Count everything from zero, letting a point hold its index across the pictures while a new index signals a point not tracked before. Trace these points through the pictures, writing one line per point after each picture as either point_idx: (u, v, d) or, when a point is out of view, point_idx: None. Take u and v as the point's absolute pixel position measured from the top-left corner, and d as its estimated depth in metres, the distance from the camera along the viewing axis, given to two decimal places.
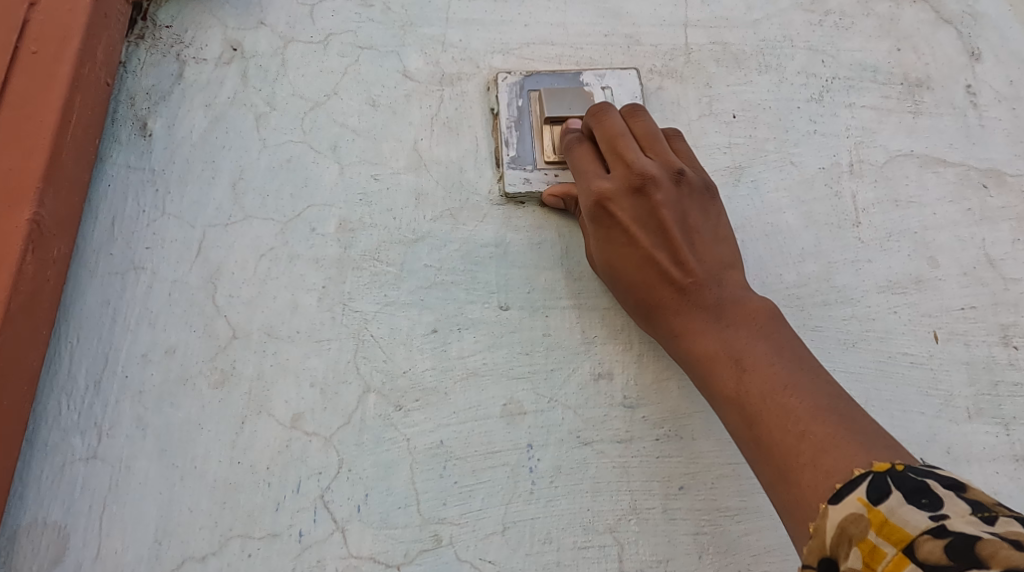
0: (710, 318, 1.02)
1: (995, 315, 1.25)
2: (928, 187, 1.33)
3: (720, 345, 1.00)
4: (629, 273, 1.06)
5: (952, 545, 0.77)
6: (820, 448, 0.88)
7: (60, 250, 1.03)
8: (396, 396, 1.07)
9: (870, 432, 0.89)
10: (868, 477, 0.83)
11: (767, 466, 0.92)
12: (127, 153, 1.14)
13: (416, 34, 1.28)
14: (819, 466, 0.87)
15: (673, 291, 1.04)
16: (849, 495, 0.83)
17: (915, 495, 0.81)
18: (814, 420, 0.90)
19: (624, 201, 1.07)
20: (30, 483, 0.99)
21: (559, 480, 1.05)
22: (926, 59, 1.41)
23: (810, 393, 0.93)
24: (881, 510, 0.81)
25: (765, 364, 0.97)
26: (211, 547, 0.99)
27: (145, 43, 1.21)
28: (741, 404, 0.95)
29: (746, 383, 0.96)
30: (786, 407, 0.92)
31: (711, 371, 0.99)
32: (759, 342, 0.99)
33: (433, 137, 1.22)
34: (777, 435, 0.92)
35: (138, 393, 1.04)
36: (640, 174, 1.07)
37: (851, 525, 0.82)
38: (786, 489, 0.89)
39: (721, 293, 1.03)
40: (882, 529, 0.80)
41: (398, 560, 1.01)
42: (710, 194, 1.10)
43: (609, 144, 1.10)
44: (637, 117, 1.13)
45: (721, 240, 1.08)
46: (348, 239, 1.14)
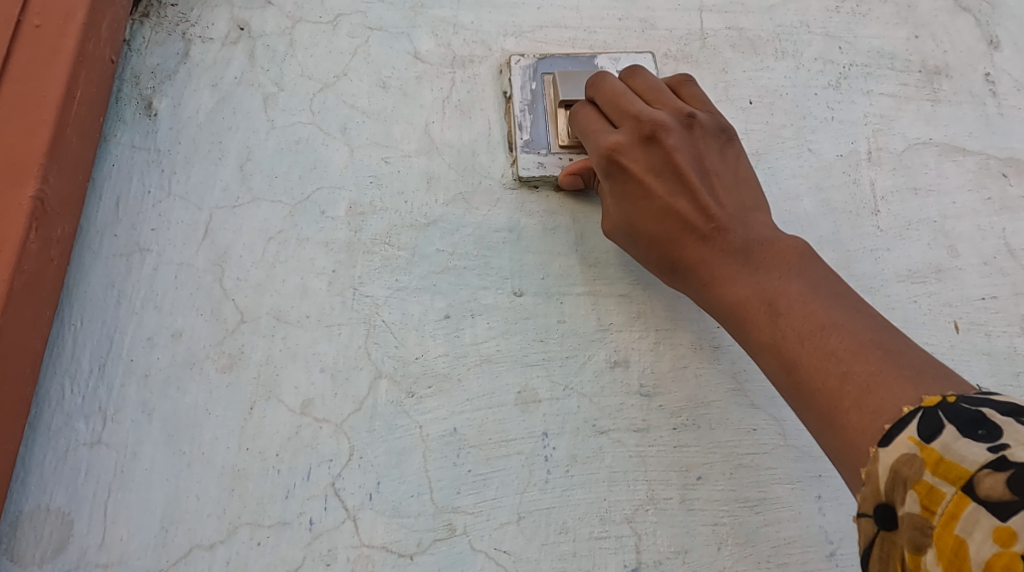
0: (738, 262, 0.99)
1: (1016, 306, 1.23)
2: (947, 176, 1.30)
3: (751, 289, 0.97)
4: (653, 225, 1.03)
5: (1015, 478, 0.73)
6: (865, 387, 0.85)
7: (65, 229, 1.01)
8: (408, 383, 1.04)
9: (918, 365, 0.85)
10: (918, 414, 0.80)
11: (810, 412, 0.89)
12: (132, 133, 1.12)
13: (426, 16, 1.26)
14: (864, 407, 0.84)
15: (697, 240, 1.01)
16: (900, 435, 0.79)
17: (971, 427, 0.77)
18: (857, 359, 0.87)
19: (637, 152, 1.04)
20: (32, 469, 0.97)
21: (575, 468, 1.03)
22: (945, 47, 1.39)
23: (852, 329, 0.90)
24: (935, 448, 0.77)
25: (799, 303, 0.93)
26: (220, 535, 0.96)
27: (150, 21, 1.18)
28: (777, 350, 0.93)
29: (781, 329, 0.93)
30: (826, 347, 0.89)
31: (742, 317, 0.97)
32: (792, 280, 0.96)
33: (445, 120, 1.19)
34: (819, 378, 0.89)
35: (144, 377, 1.01)
36: (649, 123, 1.04)
37: (904, 467, 0.78)
38: (834, 434, 0.87)
39: (747, 235, 1.01)
40: (937, 468, 0.76)
41: (411, 549, 0.98)
42: (725, 135, 1.08)
43: (612, 101, 1.07)
44: (637, 73, 1.11)
45: (741, 182, 1.06)
46: (358, 222, 1.11)
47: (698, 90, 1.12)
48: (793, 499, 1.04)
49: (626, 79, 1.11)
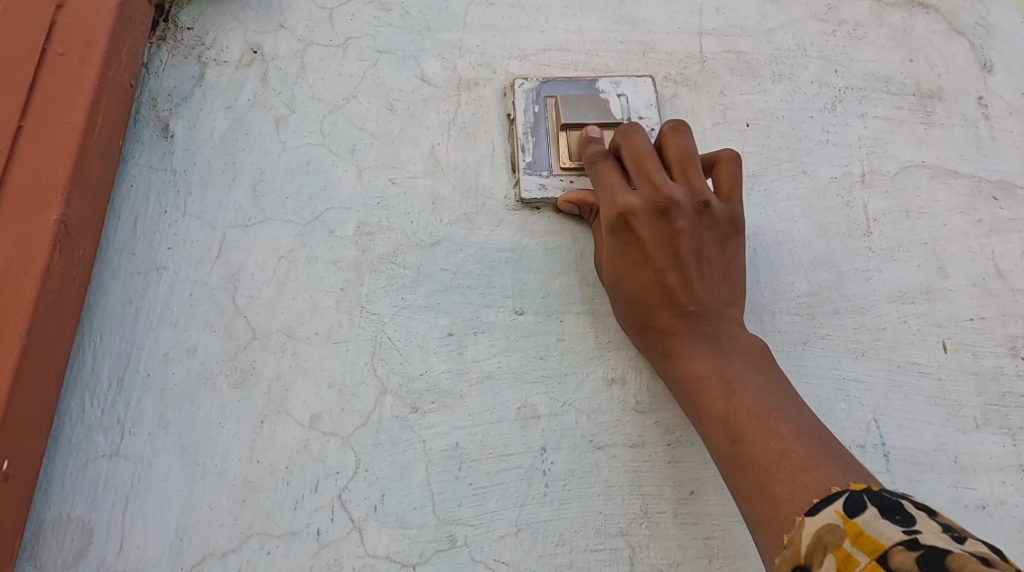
0: (705, 344, 1.04)
1: (1004, 326, 1.26)
2: (939, 198, 1.34)
3: (712, 367, 1.02)
4: (635, 290, 1.08)
5: (924, 556, 0.78)
6: (800, 467, 0.91)
7: (86, 249, 1.05)
8: (412, 399, 1.08)
9: (849, 461, 0.91)
10: (845, 494, 0.86)
11: (743, 481, 0.95)
12: (149, 154, 1.16)
13: (433, 39, 1.30)
14: (797, 482, 0.90)
15: (674, 315, 1.06)
16: (826, 508, 0.85)
17: (890, 512, 0.83)
18: (797, 442, 0.93)
19: (645, 221, 1.07)
20: (54, 478, 1.01)
21: (572, 483, 1.07)
22: (938, 71, 1.43)
23: (796, 418, 0.96)
24: (856, 522, 0.83)
25: (755, 388, 1.00)
26: (231, 544, 1.01)
27: (167, 45, 1.22)
28: (728, 423, 0.98)
29: (734, 405, 0.99)
30: (772, 428, 0.95)
31: (700, 391, 1.02)
32: (752, 370, 1.02)
33: (450, 142, 1.23)
34: (760, 451, 0.94)
35: (160, 391, 1.05)
36: (666, 198, 1.07)
37: (827, 534, 0.83)
38: (763, 502, 0.92)
39: (719, 324, 1.05)
40: (856, 539, 0.82)
41: (414, 559, 1.02)
42: (734, 229, 1.10)
43: (636, 163, 1.11)
44: (679, 134, 1.12)
45: (731, 277, 1.09)
46: (366, 242, 1.15)
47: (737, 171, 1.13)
48: None
49: (668, 136, 1.12)
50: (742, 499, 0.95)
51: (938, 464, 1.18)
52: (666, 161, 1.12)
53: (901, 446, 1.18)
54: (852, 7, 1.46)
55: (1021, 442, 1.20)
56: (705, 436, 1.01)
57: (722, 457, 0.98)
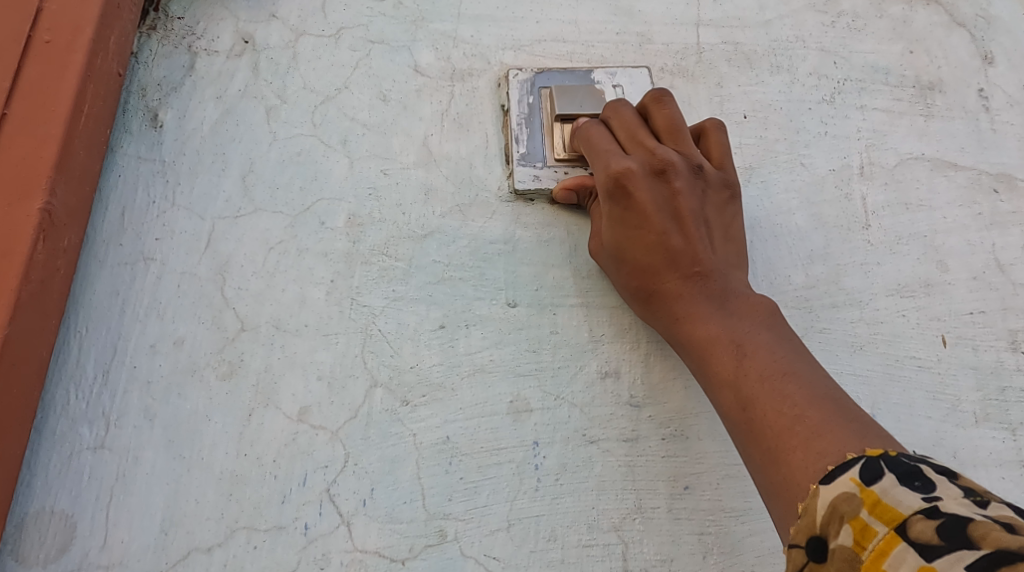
0: (713, 306, 1.02)
1: (1004, 321, 1.25)
2: (938, 191, 1.32)
3: (723, 330, 1.00)
4: (638, 256, 1.06)
5: (944, 525, 0.76)
6: (814, 432, 0.89)
7: (71, 240, 1.04)
8: (403, 392, 1.07)
9: (865, 423, 0.89)
10: (862, 460, 0.84)
11: (756, 448, 0.93)
12: (137, 144, 1.14)
13: (427, 29, 1.28)
14: (812, 446, 0.88)
15: (679, 278, 1.04)
16: (842, 476, 0.84)
17: (909, 478, 0.81)
18: (812, 406, 0.91)
19: (644, 183, 1.06)
20: (38, 471, 0.99)
21: (565, 477, 1.05)
22: (939, 63, 1.41)
23: (810, 380, 0.94)
24: (874, 490, 0.81)
25: (766, 350, 0.98)
26: (217, 538, 0.99)
27: (157, 34, 1.20)
28: (739, 387, 0.96)
29: (745, 368, 0.97)
30: (784, 390, 0.93)
31: (710, 355, 1.00)
32: (761, 331, 1.00)
33: (443, 133, 1.22)
34: (772, 416, 0.92)
35: (146, 384, 1.04)
36: (662, 160, 1.06)
37: (843, 504, 0.82)
38: (777, 469, 0.90)
39: (727, 285, 1.04)
40: (874, 508, 0.80)
41: (403, 554, 1.01)
42: (729, 193, 1.10)
43: (627, 132, 1.11)
44: (662, 105, 1.12)
45: (730, 241, 1.09)
46: (357, 234, 1.14)
47: (724, 139, 1.14)
48: None
49: (652, 106, 1.12)
50: (755, 466, 0.93)
51: (936, 459, 1.17)
52: (654, 130, 1.12)
53: (899, 441, 1.17)
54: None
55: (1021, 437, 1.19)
56: (716, 402, 0.99)
57: (733, 423, 0.96)
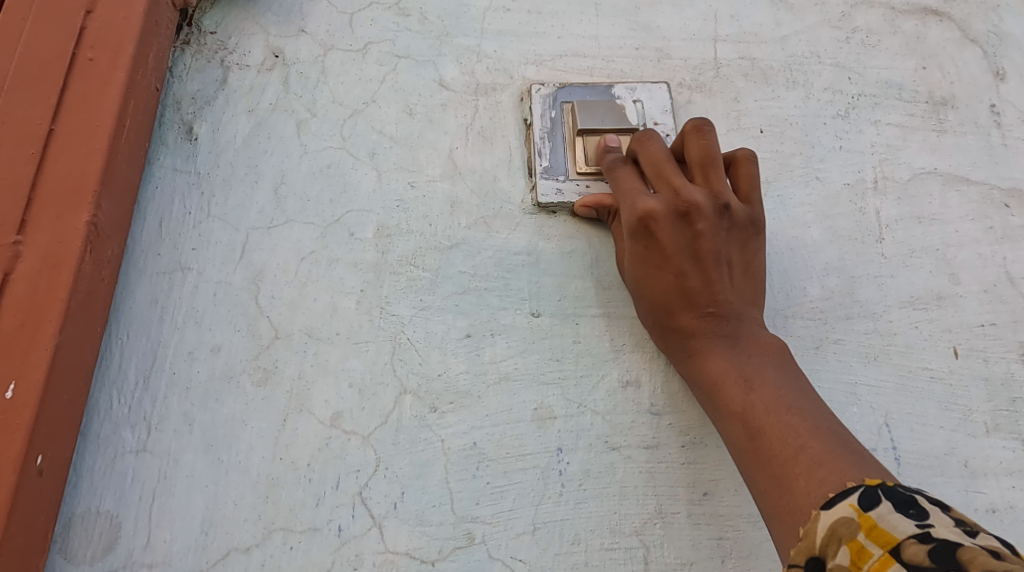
0: (724, 343, 1.06)
1: (1014, 332, 1.28)
2: (951, 205, 1.35)
3: (731, 365, 1.04)
4: (657, 292, 1.09)
5: (935, 549, 0.80)
6: (816, 462, 0.93)
7: (114, 250, 1.07)
8: (431, 399, 1.10)
9: (864, 456, 0.93)
10: (859, 489, 0.87)
11: (761, 475, 0.97)
12: (174, 156, 1.18)
13: (452, 44, 1.32)
14: (813, 475, 0.92)
15: (694, 315, 1.08)
16: (841, 502, 0.87)
17: (904, 506, 0.84)
18: (813, 437, 0.95)
19: (667, 224, 1.08)
20: (83, 473, 1.03)
21: (588, 483, 1.08)
22: (951, 78, 1.44)
23: (813, 415, 0.98)
24: (871, 515, 0.84)
25: (772, 386, 1.01)
26: (255, 539, 1.03)
27: (191, 49, 1.24)
28: (746, 419, 1.00)
29: (752, 402, 1.01)
30: (789, 423, 0.97)
31: (720, 390, 1.04)
32: (770, 368, 1.04)
33: (468, 146, 1.25)
34: (778, 446, 0.96)
35: (185, 389, 1.07)
36: (686, 202, 1.09)
37: (841, 527, 0.85)
38: (779, 494, 0.94)
39: (739, 324, 1.07)
40: (870, 531, 0.83)
41: (432, 556, 1.04)
42: (754, 229, 1.12)
43: (655, 168, 1.13)
44: (702, 135, 1.13)
45: (750, 277, 1.11)
46: (385, 244, 1.17)
47: (754, 173, 1.15)
48: None
49: (691, 135, 1.14)
50: (757, 493, 0.97)
51: (948, 468, 1.20)
52: (689, 163, 1.14)
53: (913, 450, 1.20)
54: (866, 15, 1.47)
55: None
56: (724, 432, 1.03)
57: (740, 454, 1.01)
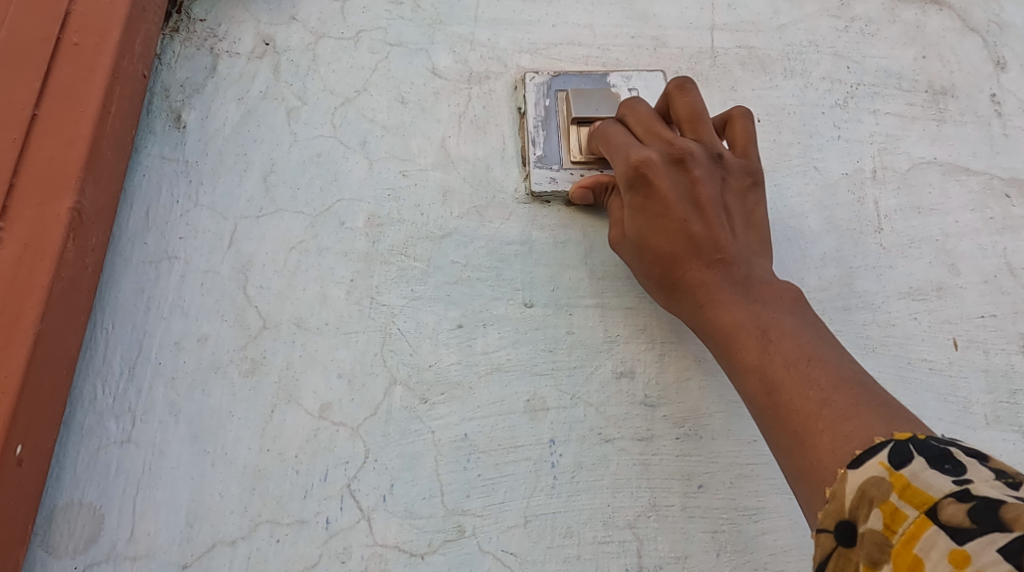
0: (737, 292, 1.03)
1: (1014, 324, 1.26)
2: (950, 195, 1.33)
3: (747, 316, 1.01)
4: (660, 243, 1.07)
5: (976, 508, 0.77)
6: (840, 416, 0.90)
7: (98, 238, 1.05)
8: (422, 390, 1.09)
9: (890, 406, 0.91)
10: (889, 444, 0.85)
11: (783, 431, 0.94)
12: (161, 144, 1.16)
13: (445, 32, 1.30)
14: (838, 431, 0.90)
15: (701, 265, 1.05)
16: (871, 460, 0.84)
17: (939, 461, 0.82)
18: (837, 391, 0.93)
19: (664, 171, 1.08)
20: (67, 464, 1.01)
21: (581, 475, 1.07)
22: (951, 68, 1.42)
23: (835, 365, 0.95)
24: (904, 474, 0.82)
25: (790, 336, 0.99)
26: (241, 532, 1.01)
27: (179, 36, 1.22)
28: (764, 372, 0.97)
29: (770, 353, 0.98)
30: (809, 374, 0.95)
31: (734, 342, 1.01)
32: (786, 317, 1.01)
33: (461, 135, 1.23)
34: (797, 400, 0.94)
35: (171, 380, 1.06)
36: (681, 149, 1.09)
37: (873, 487, 0.82)
38: (803, 452, 0.91)
39: (750, 271, 1.05)
40: (904, 492, 0.81)
41: (422, 549, 1.03)
42: (751, 179, 1.12)
43: (644, 125, 1.12)
44: (685, 92, 1.13)
45: (753, 226, 1.10)
46: (376, 233, 1.16)
47: (748, 126, 1.15)
48: (790, 509, 1.07)
49: (673, 94, 1.13)
50: (780, 451, 0.94)
51: None
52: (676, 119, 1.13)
53: None
54: (865, 3, 1.46)
55: None
56: (739, 386, 1.00)
57: (757, 408, 0.98)
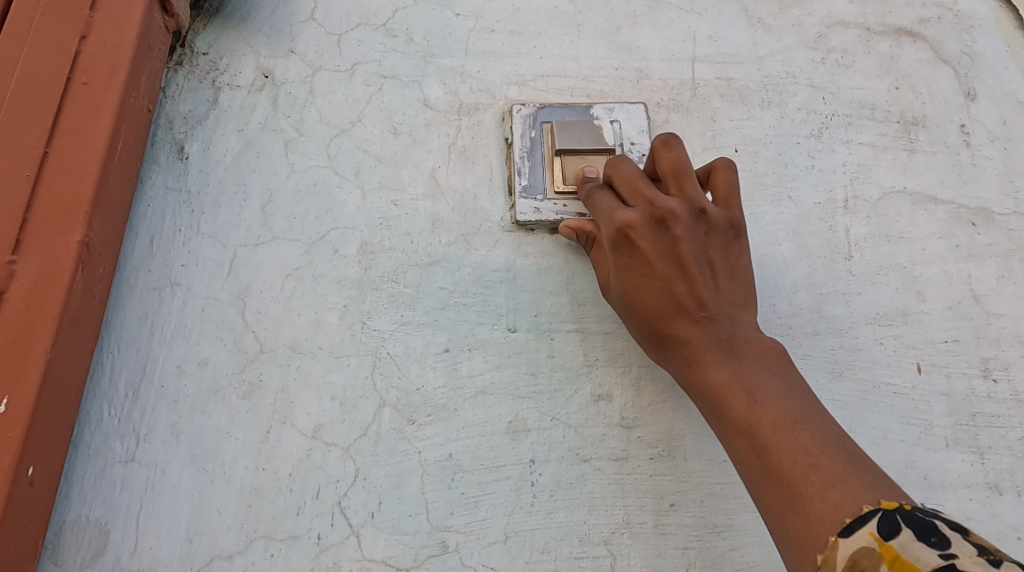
0: (721, 350, 1.06)
1: (976, 349, 1.33)
2: (918, 224, 1.40)
3: (731, 376, 1.05)
4: (647, 301, 1.11)
5: None
6: (828, 483, 0.95)
7: (105, 268, 1.12)
8: (409, 411, 1.15)
9: (874, 473, 0.96)
10: (878, 514, 0.91)
11: (771, 494, 0.98)
12: (165, 175, 1.23)
13: (437, 65, 1.36)
14: (828, 498, 0.94)
15: (687, 323, 1.09)
16: (860, 529, 0.91)
17: (925, 534, 0.89)
18: (824, 455, 0.97)
19: (644, 233, 1.11)
20: (74, 482, 1.07)
21: (559, 493, 1.13)
22: (923, 99, 1.49)
23: (820, 428, 1.00)
24: (893, 545, 0.89)
25: (775, 398, 1.02)
26: (237, 547, 1.07)
27: (183, 69, 1.28)
28: (751, 434, 1.01)
29: (757, 416, 1.01)
30: (797, 439, 0.99)
31: (722, 402, 1.04)
32: (770, 377, 1.04)
33: (450, 165, 1.30)
34: (788, 466, 0.98)
35: (173, 402, 1.12)
36: (662, 209, 1.12)
37: (863, 557, 0.90)
38: (793, 516, 0.96)
39: (733, 329, 1.08)
40: (893, 563, 0.88)
41: (407, 564, 1.09)
42: (734, 233, 1.14)
43: (630, 185, 1.16)
44: (670, 149, 1.17)
45: (736, 279, 1.13)
46: (368, 261, 1.22)
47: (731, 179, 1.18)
48: (757, 526, 1.14)
49: (659, 151, 1.17)
50: (768, 512, 0.99)
51: (907, 480, 1.25)
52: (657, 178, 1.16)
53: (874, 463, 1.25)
54: (842, 35, 1.52)
55: (989, 461, 1.27)
56: (727, 447, 1.03)
57: (747, 470, 1.01)
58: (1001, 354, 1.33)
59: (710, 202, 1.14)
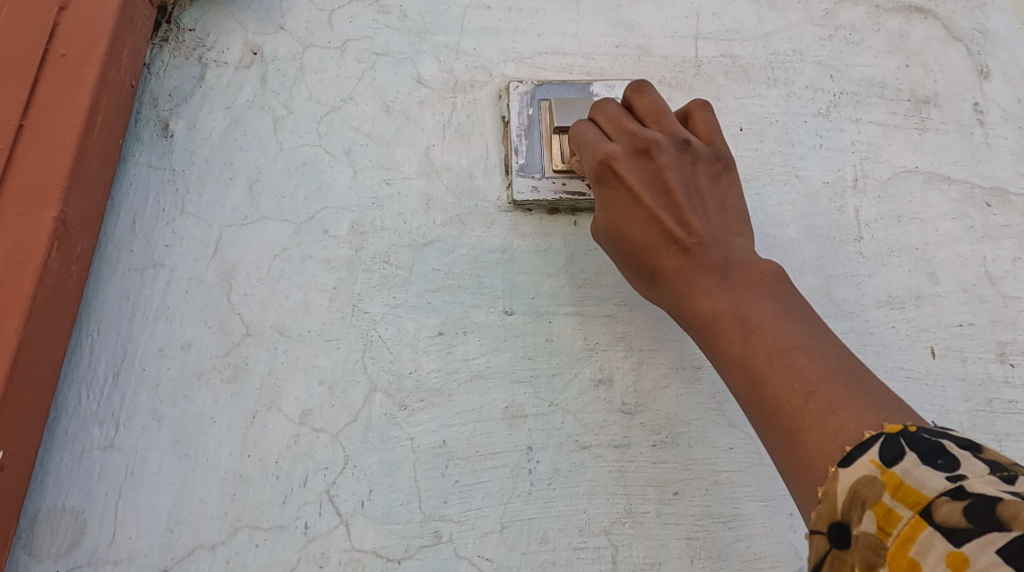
0: (716, 278, 1.01)
1: (992, 333, 1.28)
2: (931, 204, 1.35)
3: (726, 304, 0.99)
4: (635, 233, 1.06)
5: (972, 507, 0.77)
6: (828, 409, 0.89)
7: (84, 246, 1.07)
8: (401, 397, 1.10)
9: (880, 395, 0.89)
10: (880, 439, 0.84)
11: (771, 428, 0.92)
12: (148, 152, 1.18)
13: (431, 42, 1.32)
14: (827, 426, 0.88)
15: (678, 253, 1.03)
16: (861, 458, 0.83)
17: (931, 456, 0.81)
18: (822, 380, 0.91)
19: (629, 163, 1.07)
20: (51, 469, 1.03)
21: (557, 481, 1.09)
22: (935, 77, 1.43)
23: (819, 352, 0.93)
24: (896, 472, 0.81)
25: (771, 325, 0.96)
26: (221, 536, 1.03)
27: (169, 46, 1.24)
28: (746, 365, 0.95)
29: (752, 345, 0.96)
30: (794, 366, 0.92)
31: (716, 333, 0.99)
32: (766, 302, 0.98)
33: (445, 144, 1.25)
34: (784, 396, 0.92)
35: (154, 386, 1.08)
36: (645, 139, 1.08)
37: (864, 487, 0.82)
38: (793, 450, 0.90)
39: (727, 255, 1.03)
40: (896, 491, 0.80)
41: (399, 554, 1.05)
42: (721, 164, 1.10)
43: (612, 120, 1.12)
44: (643, 95, 1.13)
45: (728, 210, 1.08)
46: (359, 241, 1.18)
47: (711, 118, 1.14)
48: (765, 516, 1.09)
49: (632, 98, 1.14)
50: (771, 449, 0.93)
51: None
52: (637, 116, 1.13)
53: None
54: (851, 12, 1.46)
55: (1006, 448, 1.22)
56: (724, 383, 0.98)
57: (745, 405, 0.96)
58: (1018, 338, 1.28)
59: (693, 137, 1.11)
